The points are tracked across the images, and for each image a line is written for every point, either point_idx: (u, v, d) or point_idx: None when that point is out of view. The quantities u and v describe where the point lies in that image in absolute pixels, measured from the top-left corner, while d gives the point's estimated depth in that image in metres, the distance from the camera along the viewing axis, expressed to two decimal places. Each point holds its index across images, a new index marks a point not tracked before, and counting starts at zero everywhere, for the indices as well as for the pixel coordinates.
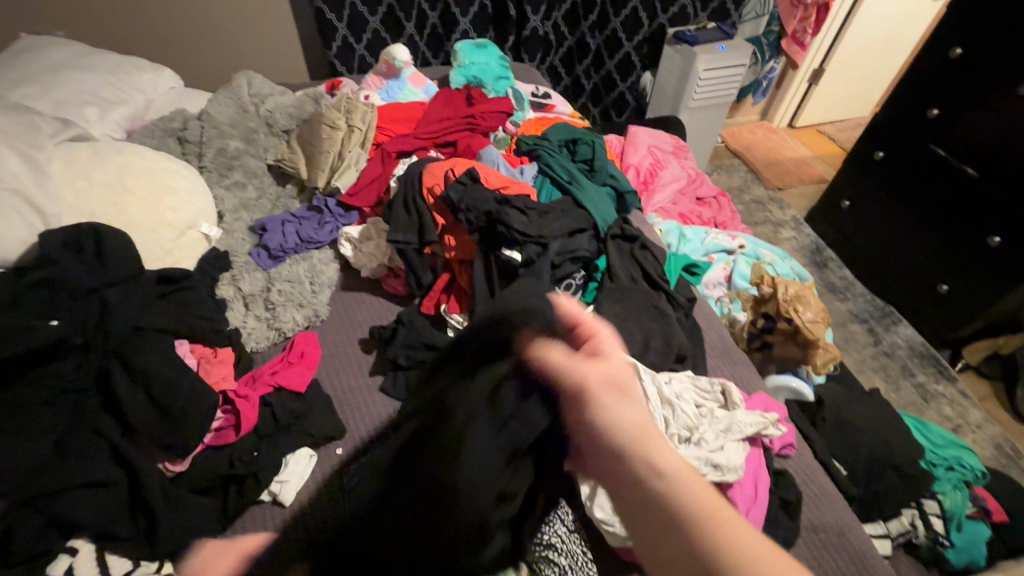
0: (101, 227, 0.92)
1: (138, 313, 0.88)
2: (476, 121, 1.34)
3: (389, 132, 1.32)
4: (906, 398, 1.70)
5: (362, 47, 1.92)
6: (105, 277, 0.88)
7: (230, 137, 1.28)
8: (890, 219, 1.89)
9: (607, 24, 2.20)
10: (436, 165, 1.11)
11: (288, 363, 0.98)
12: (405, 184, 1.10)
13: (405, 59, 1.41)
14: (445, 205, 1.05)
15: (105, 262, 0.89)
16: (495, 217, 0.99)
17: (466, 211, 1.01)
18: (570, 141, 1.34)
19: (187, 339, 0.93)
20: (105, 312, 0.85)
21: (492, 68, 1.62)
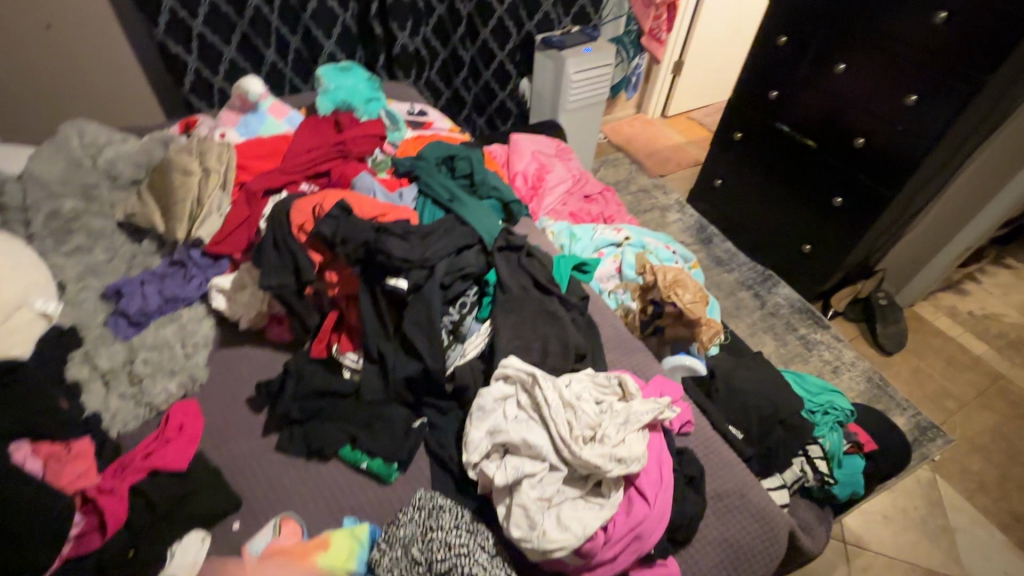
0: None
1: None
2: (348, 147, 1.29)
3: (253, 169, 1.22)
4: (792, 351, 1.88)
5: (220, 79, 1.79)
6: None
7: (63, 197, 1.14)
8: (756, 193, 2.09)
9: (477, 36, 2.22)
10: (304, 199, 1.04)
11: (163, 441, 0.88)
12: (274, 223, 1.02)
13: (260, 93, 1.33)
14: (321, 242, 0.99)
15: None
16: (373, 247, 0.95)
17: (342, 245, 0.96)
18: (447, 157, 1.32)
19: (27, 439, 0.80)
20: None
21: (360, 90, 1.56)
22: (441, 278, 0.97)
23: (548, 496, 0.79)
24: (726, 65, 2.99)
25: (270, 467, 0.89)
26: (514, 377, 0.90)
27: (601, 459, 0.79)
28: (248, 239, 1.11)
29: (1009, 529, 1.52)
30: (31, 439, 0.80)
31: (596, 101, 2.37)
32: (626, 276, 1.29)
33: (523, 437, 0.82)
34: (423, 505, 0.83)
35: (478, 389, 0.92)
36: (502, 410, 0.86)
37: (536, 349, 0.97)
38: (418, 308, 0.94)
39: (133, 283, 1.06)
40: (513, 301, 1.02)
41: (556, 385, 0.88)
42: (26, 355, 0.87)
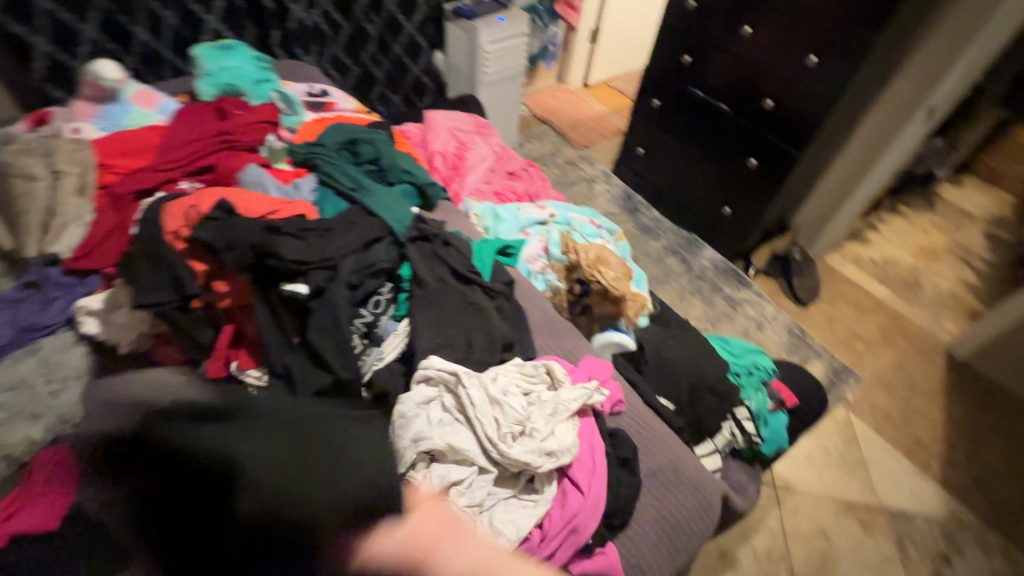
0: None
1: None
2: (233, 137, 1.14)
3: (119, 168, 1.04)
4: (719, 311, 1.94)
5: (82, 63, 1.56)
6: None
7: None
8: (676, 159, 2.11)
9: (382, 7, 2.07)
10: (177, 201, 0.90)
11: (30, 501, 0.77)
12: (145, 230, 0.88)
13: (119, 77, 1.14)
14: (203, 248, 0.87)
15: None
16: (264, 250, 0.84)
17: (227, 250, 0.84)
18: (349, 141, 1.20)
19: None
20: None
21: (247, 71, 1.39)
22: (346, 277, 0.89)
23: (478, 501, 0.75)
24: (642, 33, 2.99)
25: None
26: (437, 378, 0.85)
27: (530, 455, 0.75)
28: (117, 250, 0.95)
29: (913, 454, 1.66)
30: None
31: (514, 75, 2.30)
32: (553, 256, 1.25)
33: (449, 443, 0.77)
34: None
35: (398, 394, 0.86)
36: (425, 414, 0.81)
37: (460, 344, 0.91)
38: (323, 314, 0.86)
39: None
40: (430, 297, 0.95)
41: (482, 381, 0.83)
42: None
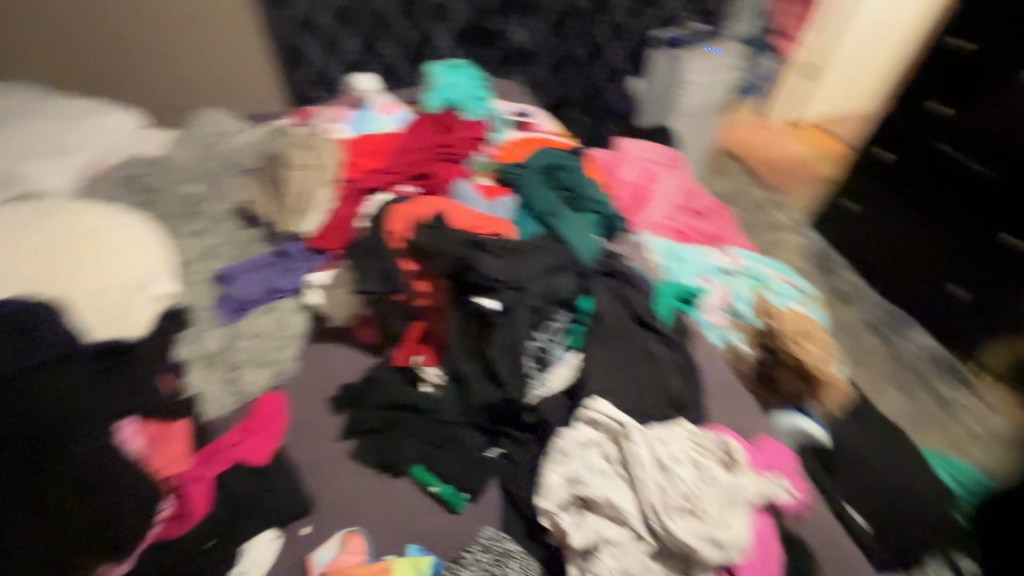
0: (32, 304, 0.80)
1: (75, 390, 0.76)
2: (452, 150, 1.26)
3: (360, 168, 1.23)
4: (926, 410, 1.59)
5: None
6: (32, 356, 0.75)
7: (191, 180, 1.19)
8: (900, 220, 1.78)
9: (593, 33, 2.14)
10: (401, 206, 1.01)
11: (248, 434, 0.89)
12: (372, 227, 1.00)
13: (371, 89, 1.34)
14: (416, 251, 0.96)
15: (30, 341, 0.76)
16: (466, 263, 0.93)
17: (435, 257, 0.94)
18: (551, 166, 1.22)
19: (137, 417, 0.81)
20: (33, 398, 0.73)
21: (466, 90, 1.52)
22: (532, 300, 0.91)
23: (629, 569, 0.71)
24: (873, 73, 2.60)
25: (342, 474, 0.88)
26: (601, 424, 0.82)
27: (696, 539, 0.70)
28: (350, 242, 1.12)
29: None
30: (134, 418, 0.81)
31: (712, 105, 2.18)
32: (738, 313, 1.13)
33: (607, 496, 0.74)
34: (495, 549, 0.77)
35: (557, 427, 0.85)
36: (585, 457, 0.79)
37: (631, 394, 0.87)
38: (504, 330, 0.89)
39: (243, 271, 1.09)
40: (607, 335, 0.93)
41: (649, 439, 0.79)
42: (139, 335, 0.90)
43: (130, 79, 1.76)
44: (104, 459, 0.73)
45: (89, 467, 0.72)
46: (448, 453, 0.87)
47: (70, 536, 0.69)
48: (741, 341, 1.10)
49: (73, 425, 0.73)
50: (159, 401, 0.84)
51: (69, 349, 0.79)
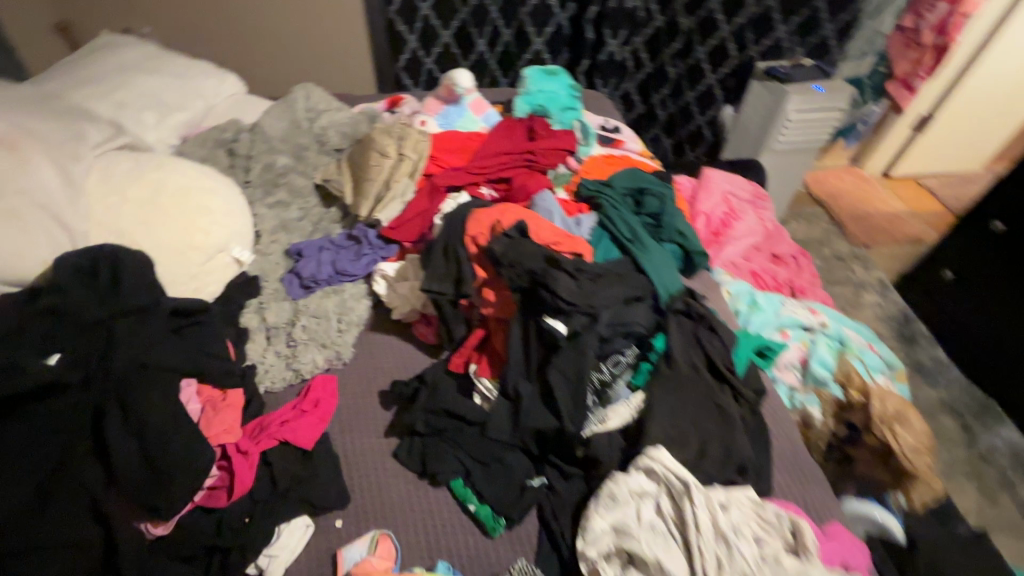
0: (124, 254, 0.82)
1: (146, 347, 0.78)
2: (536, 157, 1.22)
3: (442, 162, 1.19)
4: (1005, 516, 1.42)
5: (431, 61, 1.99)
6: (115, 307, 0.79)
7: (279, 152, 1.22)
8: (1004, 301, 1.61)
9: (690, 53, 2.08)
10: (484, 210, 0.97)
11: (299, 414, 0.88)
12: (448, 227, 0.98)
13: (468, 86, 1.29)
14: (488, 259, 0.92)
15: (118, 291, 0.79)
16: (541, 281, 0.86)
17: (509, 268, 0.88)
18: (637, 190, 1.14)
19: (195, 380, 0.84)
20: (110, 346, 0.76)
21: (560, 97, 1.47)
22: (602, 329, 0.84)
23: None
24: (992, 132, 2.37)
25: (381, 471, 0.87)
26: (660, 477, 0.76)
27: None
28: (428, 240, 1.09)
29: None
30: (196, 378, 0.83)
31: (806, 144, 2.04)
32: (813, 376, 1.03)
33: (658, 558, 0.68)
34: None
35: (612, 469, 0.80)
36: (637, 509, 0.73)
37: (692, 447, 0.81)
38: (570, 359, 0.83)
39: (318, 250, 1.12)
40: (678, 378, 0.85)
41: (710, 502, 0.73)
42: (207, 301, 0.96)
43: (240, 47, 1.86)
44: (165, 415, 0.74)
45: (152, 424, 0.72)
46: (490, 473, 0.84)
47: (122, 487, 0.70)
48: (815, 408, 1.01)
49: (141, 379, 0.75)
50: (221, 365, 0.84)
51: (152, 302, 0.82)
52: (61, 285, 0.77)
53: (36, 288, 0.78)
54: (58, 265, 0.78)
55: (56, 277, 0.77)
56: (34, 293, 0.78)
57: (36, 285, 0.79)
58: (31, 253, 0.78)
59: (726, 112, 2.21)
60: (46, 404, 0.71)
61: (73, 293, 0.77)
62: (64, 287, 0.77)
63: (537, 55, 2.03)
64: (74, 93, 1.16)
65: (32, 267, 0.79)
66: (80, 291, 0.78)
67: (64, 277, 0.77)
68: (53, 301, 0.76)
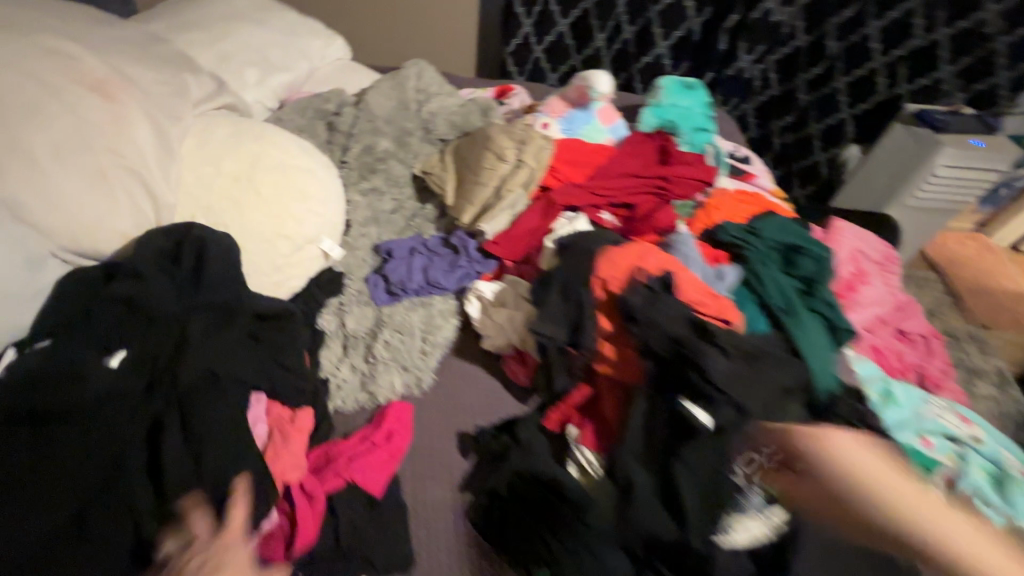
0: (214, 240, 0.72)
1: (218, 353, 0.68)
2: (669, 185, 1.04)
3: (560, 174, 1.02)
4: None
5: (541, 49, 1.84)
6: (191, 302, 0.70)
7: (381, 133, 1.09)
8: None
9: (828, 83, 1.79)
10: (619, 249, 0.79)
11: (371, 449, 0.76)
12: (572, 260, 0.81)
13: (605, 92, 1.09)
14: (619, 311, 0.76)
15: (200, 286, 0.70)
16: (690, 356, 0.70)
17: (646, 332, 0.72)
18: (790, 245, 0.94)
19: (267, 395, 0.73)
20: (180, 347, 0.66)
21: (694, 116, 1.28)
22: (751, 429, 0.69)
23: None
24: None
25: (455, 537, 0.74)
26: None
27: None
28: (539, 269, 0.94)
29: None
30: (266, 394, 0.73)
31: (946, 206, 1.63)
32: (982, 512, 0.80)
33: None
34: None
35: None
36: None
37: None
38: (706, 458, 0.68)
39: (409, 251, 1.00)
40: None
41: None
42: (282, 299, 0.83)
43: (353, 13, 1.84)
44: (231, 437, 0.63)
45: (217, 446, 0.62)
46: None
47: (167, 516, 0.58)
48: None
49: (210, 392, 0.65)
50: (296, 383, 0.74)
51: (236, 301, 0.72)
52: (142, 272, 0.68)
53: (114, 270, 0.69)
54: (142, 247, 0.70)
55: (139, 261, 0.69)
56: (112, 275, 0.69)
57: (115, 266, 0.70)
58: (110, 225, 0.69)
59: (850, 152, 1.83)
60: (105, 409, 0.61)
61: (152, 281, 0.68)
62: (144, 274, 0.68)
63: (658, 60, 1.83)
64: (177, 38, 1.06)
65: (110, 242, 0.70)
66: (160, 281, 0.69)
67: (147, 262, 0.69)
68: (131, 288, 0.67)
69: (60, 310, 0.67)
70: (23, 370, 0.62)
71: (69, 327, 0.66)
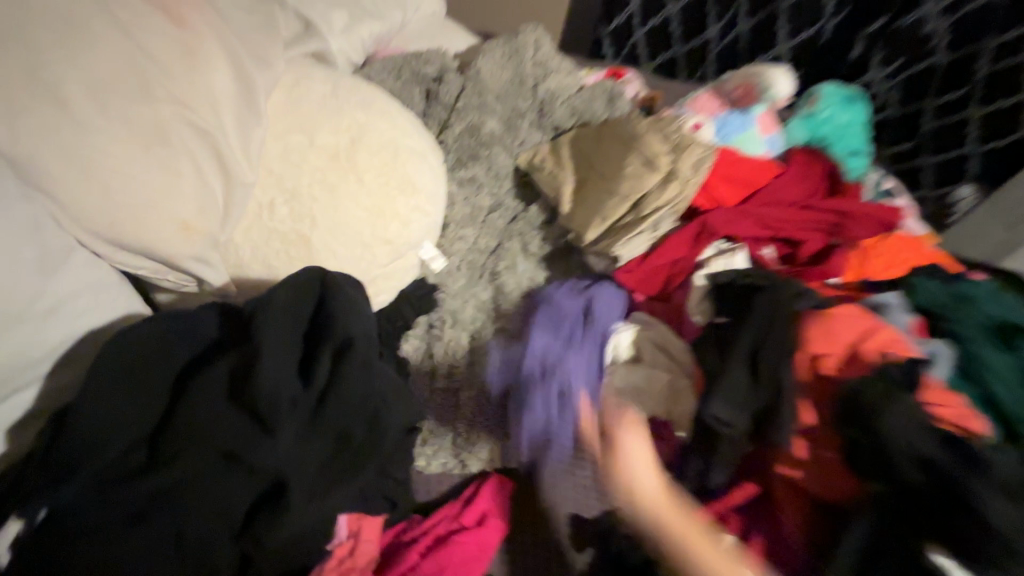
0: (357, 344, 0.49)
1: (321, 506, 0.45)
2: (845, 223, 0.83)
3: (713, 194, 0.82)
4: None
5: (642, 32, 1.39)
6: (309, 436, 0.45)
7: (490, 111, 0.87)
8: None
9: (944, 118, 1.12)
10: (837, 318, 0.60)
11: (454, 549, 0.57)
12: (764, 321, 0.61)
13: (782, 94, 0.89)
14: (834, 404, 0.56)
15: (327, 419, 0.46)
16: (957, 490, 0.48)
17: (894, 448, 0.51)
18: (1008, 322, 0.72)
19: (353, 512, 0.52)
20: (275, 525, 0.43)
21: (853, 135, 1.06)
22: None
23: None
24: None
25: None
26: None
27: None
28: (696, 327, 0.73)
29: None
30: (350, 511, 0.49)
31: None
32: None
33: None
34: None
35: None
36: None
37: None
38: None
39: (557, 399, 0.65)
40: None
41: None
42: None
43: None
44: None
45: None
46: None
47: None
48: None
49: (302, 558, 0.46)
50: (402, 473, 0.52)
51: (367, 429, 0.47)
52: (260, 411, 0.43)
53: (209, 390, 0.44)
54: (262, 366, 0.44)
55: (255, 385, 0.44)
56: (206, 398, 0.44)
57: (208, 381, 0.44)
58: (166, 207, 0.47)
59: (964, 194, 1.13)
60: None
61: (274, 428, 0.43)
62: (268, 417, 0.43)
63: None
64: None
65: (159, 234, 0.47)
66: (285, 426, 0.43)
67: (268, 396, 0.43)
68: (238, 432, 0.43)
69: (108, 455, 0.43)
70: (52, 554, 0.41)
71: (121, 472, 0.43)
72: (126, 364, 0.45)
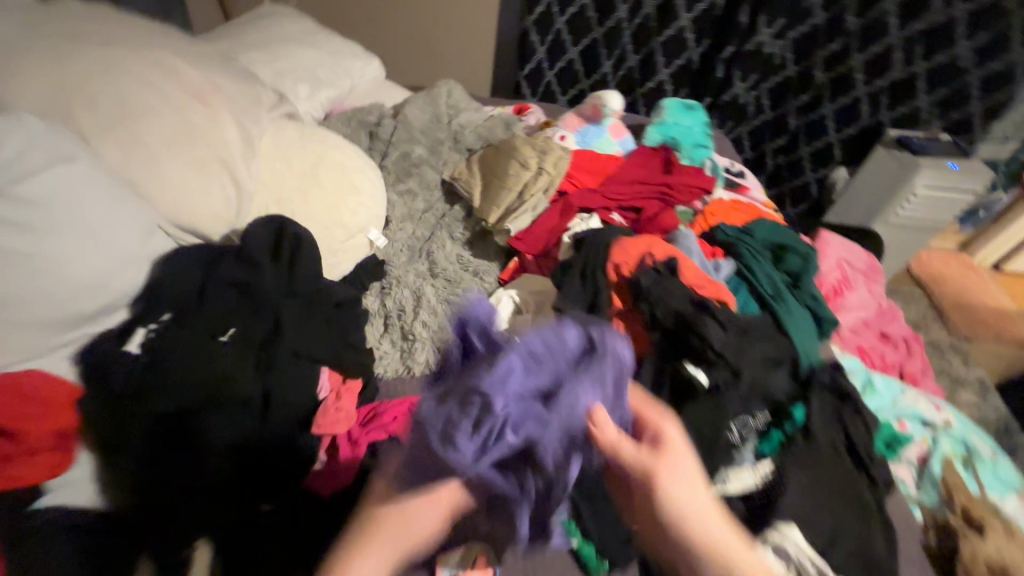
0: (305, 237, 0.85)
1: (300, 338, 0.79)
2: (672, 191, 1.17)
3: (577, 182, 1.17)
4: None
5: (552, 73, 1.90)
6: (289, 290, 0.82)
7: (418, 142, 1.22)
8: None
9: (816, 110, 1.72)
10: (629, 240, 0.95)
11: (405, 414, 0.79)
12: (591, 251, 0.96)
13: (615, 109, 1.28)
14: (631, 289, 0.90)
15: (293, 274, 0.83)
16: (690, 324, 0.82)
17: (656, 305, 0.85)
18: (778, 244, 1.08)
19: (329, 367, 0.82)
20: (274, 333, 0.78)
21: (695, 133, 1.41)
22: (744, 389, 0.80)
23: None
24: None
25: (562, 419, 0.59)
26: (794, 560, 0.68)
27: None
28: None
29: None
30: (330, 365, 0.82)
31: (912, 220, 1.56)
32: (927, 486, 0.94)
33: None
34: None
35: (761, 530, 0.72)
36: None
37: (827, 530, 0.74)
38: (705, 410, 0.78)
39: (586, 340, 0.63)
40: (813, 455, 0.79)
41: None
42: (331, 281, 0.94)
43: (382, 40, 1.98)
44: (299, 428, 0.75)
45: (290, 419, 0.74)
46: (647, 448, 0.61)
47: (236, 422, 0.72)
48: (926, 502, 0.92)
49: (300, 377, 0.77)
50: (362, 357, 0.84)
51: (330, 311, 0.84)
52: (254, 261, 0.80)
53: (226, 257, 0.81)
54: (250, 234, 0.82)
55: (247, 246, 0.81)
56: (226, 259, 0.81)
57: (226, 255, 0.81)
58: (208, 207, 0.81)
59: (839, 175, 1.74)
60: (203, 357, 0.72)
61: (261, 268, 0.80)
62: (256, 262, 0.80)
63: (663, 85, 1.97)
64: (243, 56, 1.21)
65: (206, 221, 0.82)
66: (265, 267, 0.81)
67: (257, 251, 0.81)
68: (244, 274, 0.80)
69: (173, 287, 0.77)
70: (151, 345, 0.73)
71: (181, 299, 0.77)
72: (188, 259, 0.79)
